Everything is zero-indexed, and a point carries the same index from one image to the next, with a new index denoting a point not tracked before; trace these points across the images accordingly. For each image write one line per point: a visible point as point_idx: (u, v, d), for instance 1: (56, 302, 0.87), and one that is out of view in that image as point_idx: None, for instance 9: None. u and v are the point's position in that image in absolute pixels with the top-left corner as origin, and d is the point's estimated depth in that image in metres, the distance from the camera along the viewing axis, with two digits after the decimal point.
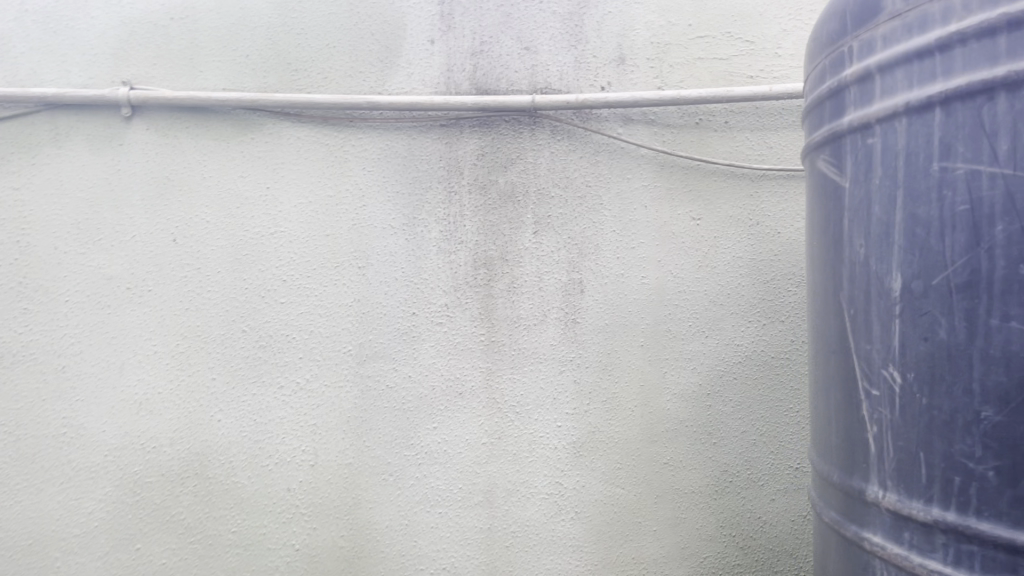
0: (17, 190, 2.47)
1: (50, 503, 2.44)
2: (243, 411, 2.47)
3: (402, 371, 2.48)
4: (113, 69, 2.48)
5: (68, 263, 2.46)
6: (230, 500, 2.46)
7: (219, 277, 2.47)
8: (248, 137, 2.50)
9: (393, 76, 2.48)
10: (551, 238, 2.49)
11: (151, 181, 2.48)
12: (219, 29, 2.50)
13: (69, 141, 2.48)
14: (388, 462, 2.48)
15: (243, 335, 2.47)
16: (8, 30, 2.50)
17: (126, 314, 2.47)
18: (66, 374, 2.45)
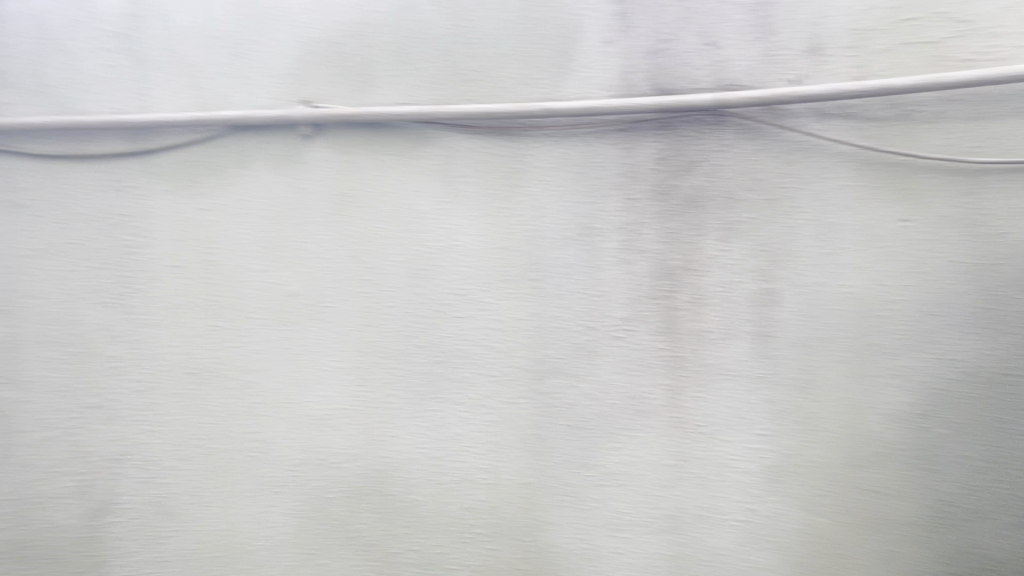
0: (207, 213, 2.43)
1: (237, 514, 2.43)
2: (421, 429, 2.41)
3: (581, 389, 2.36)
4: (294, 88, 2.43)
5: (256, 282, 2.43)
6: (410, 517, 2.41)
7: (395, 293, 2.42)
8: (424, 151, 2.42)
9: (568, 82, 2.38)
10: (739, 245, 2.31)
11: (331, 198, 2.43)
12: (393, 45, 2.41)
13: (254, 162, 2.44)
14: (568, 483, 2.37)
15: (419, 351, 2.41)
16: (195, 55, 2.45)
17: (307, 331, 2.43)
18: (253, 390, 2.43)
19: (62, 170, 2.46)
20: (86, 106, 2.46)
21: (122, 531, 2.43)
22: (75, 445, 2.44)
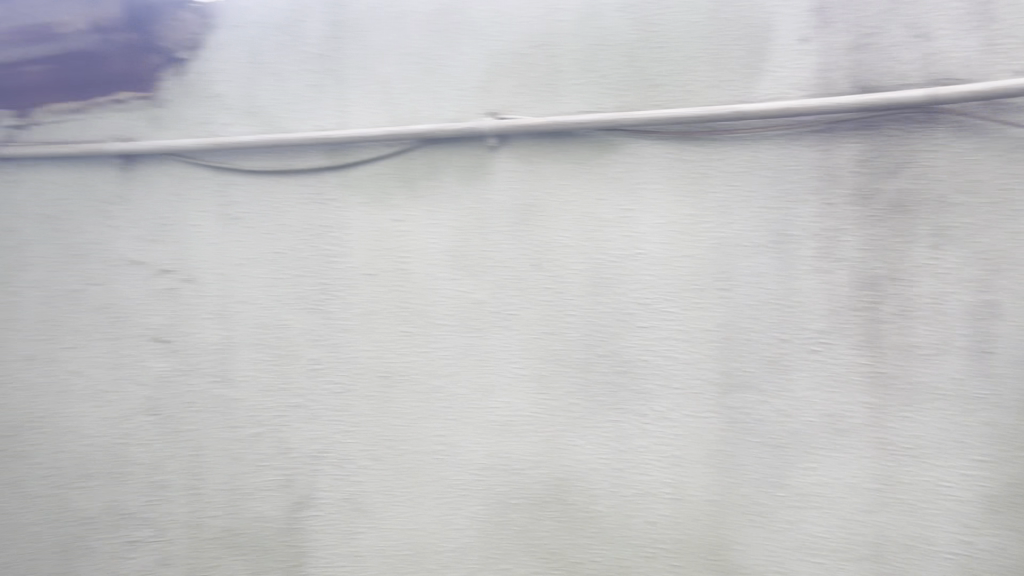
0: (399, 223, 2.46)
1: (428, 515, 2.43)
2: (602, 438, 2.33)
3: (772, 405, 2.24)
4: (479, 101, 2.43)
5: (443, 290, 2.43)
6: (592, 529, 2.36)
7: (577, 302, 2.36)
8: (606, 158, 2.36)
9: (760, 82, 2.27)
10: (954, 253, 2.13)
11: (516, 207, 2.41)
12: (577, 54, 2.38)
13: (442, 175, 2.45)
14: (759, 502, 2.26)
15: (601, 359, 2.34)
16: (390, 73, 2.48)
17: (492, 338, 2.40)
18: (442, 394, 2.43)
19: (266, 185, 2.51)
20: (291, 123, 2.51)
21: (320, 524, 2.48)
22: (280, 442, 2.49)
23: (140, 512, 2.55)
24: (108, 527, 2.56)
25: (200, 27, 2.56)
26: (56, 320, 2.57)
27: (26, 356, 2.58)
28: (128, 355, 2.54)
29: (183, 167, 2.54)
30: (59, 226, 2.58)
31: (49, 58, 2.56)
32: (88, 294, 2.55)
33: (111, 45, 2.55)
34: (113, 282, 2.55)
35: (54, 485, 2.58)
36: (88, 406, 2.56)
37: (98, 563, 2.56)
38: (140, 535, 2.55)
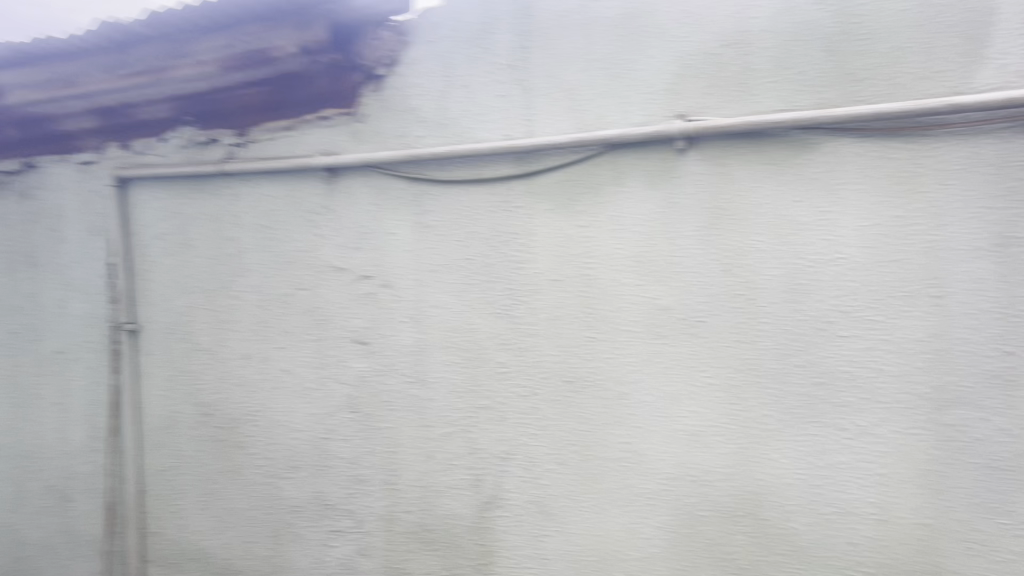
0: (584, 228, 2.44)
1: (613, 523, 2.42)
2: (799, 452, 2.22)
3: (994, 424, 2.05)
4: (668, 103, 2.37)
5: (629, 296, 2.39)
6: (786, 546, 2.25)
7: (772, 309, 2.25)
8: (803, 158, 2.24)
9: (980, 71, 2.07)
10: None
11: (705, 211, 2.32)
12: (772, 50, 2.26)
13: (628, 180, 2.40)
14: (978, 530, 2.07)
15: (798, 370, 2.22)
16: (577, 80, 2.45)
17: (679, 346, 2.34)
18: (626, 401, 2.39)
19: (456, 194, 2.59)
20: (480, 133, 2.56)
21: (507, 524, 2.53)
22: (469, 442, 2.57)
23: (341, 503, 2.71)
24: (314, 516, 2.74)
25: (396, 44, 2.63)
26: (268, 322, 2.78)
27: (243, 355, 2.81)
28: (331, 356, 2.71)
29: (379, 178, 2.66)
30: (271, 235, 2.78)
31: (263, 80, 2.75)
32: (297, 298, 2.75)
33: (317, 66, 2.69)
34: (318, 287, 2.73)
35: (266, 474, 2.79)
36: (296, 402, 2.75)
37: (305, 549, 2.75)
38: (340, 525, 2.71)
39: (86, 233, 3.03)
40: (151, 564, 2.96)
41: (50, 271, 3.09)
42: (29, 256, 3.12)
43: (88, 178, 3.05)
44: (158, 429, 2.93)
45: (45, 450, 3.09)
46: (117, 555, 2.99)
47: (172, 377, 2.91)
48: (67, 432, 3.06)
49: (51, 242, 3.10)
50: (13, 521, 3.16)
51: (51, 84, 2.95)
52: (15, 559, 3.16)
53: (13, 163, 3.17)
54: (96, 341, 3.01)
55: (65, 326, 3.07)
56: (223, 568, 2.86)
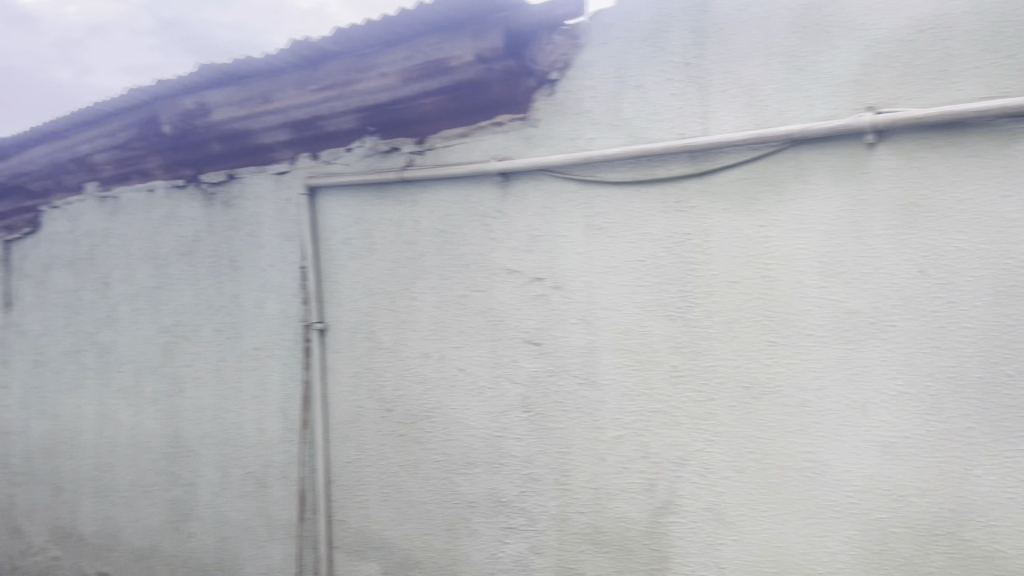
0: (764, 228, 2.36)
1: (795, 535, 2.31)
2: (1008, 468, 2.05)
3: None
4: (856, 96, 2.24)
5: (812, 298, 2.28)
6: (993, 570, 2.07)
7: (976, 312, 2.08)
8: (1013, 150, 2.06)
9: None
10: None
11: (899, 208, 2.18)
12: (977, 33, 2.09)
13: (811, 177, 2.30)
14: None
15: (1008, 379, 2.05)
16: (756, 75, 2.37)
17: (868, 352, 2.21)
18: (809, 409, 2.28)
19: (629, 194, 2.56)
20: (653, 133, 2.52)
21: (682, 531, 2.47)
22: (642, 445, 2.52)
23: (515, 501, 2.75)
24: (489, 512, 2.80)
25: (570, 47, 2.65)
26: (446, 322, 2.88)
27: (422, 354, 2.93)
28: (505, 355, 2.77)
29: (551, 180, 2.68)
30: (448, 238, 2.88)
31: (441, 89, 2.86)
32: (472, 299, 2.83)
33: (493, 73, 2.77)
34: (493, 289, 2.79)
35: (444, 469, 2.89)
36: (472, 400, 2.83)
37: (480, 545, 2.82)
38: (514, 522, 2.76)
39: (281, 238, 3.25)
40: (336, 551, 3.12)
41: (250, 274, 3.35)
42: (231, 260, 3.40)
43: (282, 188, 3.26)
44: (344, 423, 3.10)
45: (245, 440, 3.36)
46: (307, 540, 3.17)
47: (358, 373, 3.08)
48: (264, 423, 3.30)
49: (251, 247, 3.35)
50: (217, 504, 3.43)
51: (253, 101, 3.21)
52: (218, 539, 3.43)
53: (217, 175, 3.43)
54: (290, 339, 3.24)
55: (263, 325, 3.31)
56: (403, 558, 2.98)
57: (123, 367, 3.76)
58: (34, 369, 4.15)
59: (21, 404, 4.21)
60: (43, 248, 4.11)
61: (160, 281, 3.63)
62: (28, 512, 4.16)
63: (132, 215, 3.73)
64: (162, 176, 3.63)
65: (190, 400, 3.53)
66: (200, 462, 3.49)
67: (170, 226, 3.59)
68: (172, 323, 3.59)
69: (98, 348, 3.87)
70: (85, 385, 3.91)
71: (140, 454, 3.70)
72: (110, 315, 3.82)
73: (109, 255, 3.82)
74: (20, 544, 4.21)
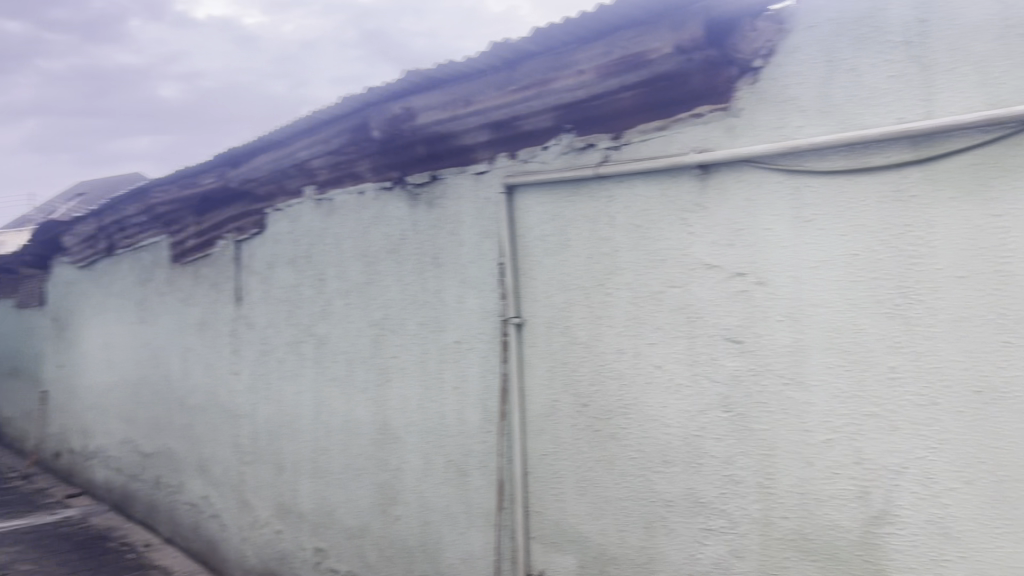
0: (998, 217, 2.15)
1: None
2: None
3: None
4: None
5: None
6: None
7: None
8: None
9: None
10: None
11: None
12: None
13: None
14: None
15: None
16: (989, 51, 2.16)
17: None
18: None
19: (840, 184, 2.41)
20: (867, 119, 2.36)
21: (900, 544, 2.28)
22: (854, 450, 2.37)
23: (714, 502, 2.66)
24: (687, 513, 2.73)
25: (774, 32, 2.53)
26: (642, 318, 2.83)
27: (618, 350, 2.90)
28: (704, 352, 2.68)
29: (755, 172, 2.59)
30: (645, 233, 2.82)
31: (639, 84, 2.84)
32: (669, 296, 2.76)
33: (692, 64, 2.71)
34: (690, 284, 2.71)
35: (640, 467, 2.85)
36: (669, 398, 2.76)
37: (678, 545, 2.75)
38: (714, 524, 2.67)
39: (481, 236, 3.37)
40: (533, 542, 3.17)
41: (451, 271, 3.49)
42: (434, 257, 3.56)
43: (482, 188, 3.36)
44: (540, 416, 3.15)
45: (447, 429, 3.51)
46: (505, 529, 3.26)
47: (553, 368, 3.11)
48: (464, 413, 3.43)
49: (452, 245, 3.48)
50: (420, 490, 3.61)
51: (455, 104, 3.34)
52: (422, 523, 3.60)
53: (422, 176, 3.60)
54: (489, 333, 3.34)
55: (463, 319, 3.44)
56: (599, 553, 2.97)
57: (338, 357, 4.05)
58: (261, 358, 4.56)
59: (250, 390, 4.64)
60: (268, 247, 4.50)
61: (370, 277, 3.87)
62: (256, 488, 4.58)
63: (344, 216, 4.00)
64: (371, 179, 3.86)
65: (397, 390, 3.73)
66: (406, 449, 3.68)
67: (379, 226, 3.82)
68: (381, 317, 3.82)
69: (315, 339, 4.19)
70: (304, 373, 4.25)
71: (351, 439, 3.96)
72: (326, 309, 4.12)
73: (325, 254, 4.12)
74: (248, 518, 4.64)
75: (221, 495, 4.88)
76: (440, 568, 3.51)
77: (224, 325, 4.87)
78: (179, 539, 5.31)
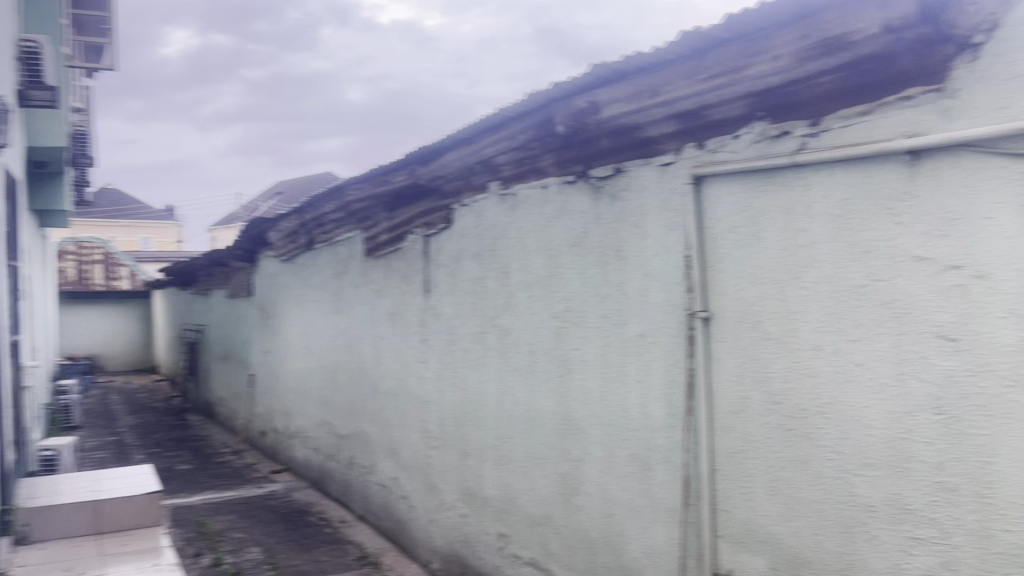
0: None
1: None
2: None
3: None
4: None
5: None
6: None
7: None
8: None
9: None
10: None
11: None
12: None
13: None
14: None
15: None
16: None
17: None
18: None
19: None
20: None
21: None
22: None
23: (924, 510, 2.42)
24: (892, 519, 2.51)
25: (998, 6, 2.26)
26: (841, 313, 2.66)
27: (815, 346, 2.75)
28: (913, 351, 2.45)
29: (973, 156, 2.31)
30: (845, 224, 2.64)
31: (842, 66, 2.68)
32: (874, 290, 2.56)
33: (901, 44, 2.52)
34: (897, 278, 2.49)
35: (838, 469, 2.67)
36: (871, 397, 2.57)
37: (882, 554, 2.54)
38: (923, 533, 2.42)
39: (666, 228, 3.32)
40: (719, 541, 3.09)
41: (634, 263, 3.47)
42: (618, 250, 3.55)
43: (667, 180, 3.32)
44: (728, 413, 3.06)
45: (630, 423, 3.49)
46: (691, 526, 3.20)
47: (743, 364, 3.01)
48: (648, 408, 3.40)
49: (636, 238, 3.46)
50: (603, 482, 3.63)
51: (641, 95, 3.33)
52: (604, 515, 3.62)
53: (605, 168, 3.61)
54: (674, 327, 3.29)
55: (647, 312, 3.41)
56: (792, 557, 2.84)
57: (521, 349, 4.15)
58: (448, 348, 4.75)
59: (438, 378, 4.85)
60: (454, 241, 4.68)
61: (553, 270, 3.93)
62: (442, 472, 4.79)
63: (528, 210, 4.08)
64: (554, 173, 3.91)
65: (579, 381, 3.77)
66: (588, 440, 3.71)
67: (562, 220, 3.87)
68: (563, 309, 3.87)
69: (499, 330, 4.31)
70: (489, 363, 4.39)
71: (534, 429, 4.05)
72: (510, 301, 4.24)
73: (509, 247, 4.23)
74: (435, 500, 4.85)
75: (410, 477, 5.14)
76: (623, 560, 3.52)
77: (413, 315, 5.12)
78: (372, 516, 5.64)
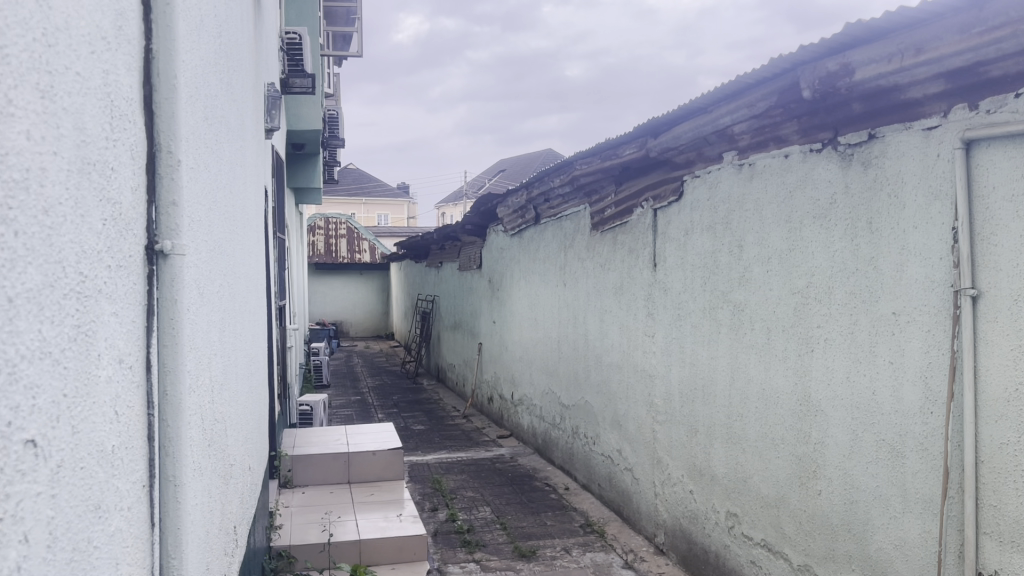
0: None
1: None
2: None
3: None
4: None
5: None
6: None
7: None
8: None
9: None
10: None
11: None
12: None
13: None
14: None
15: None
16: None
17: None
18: None
19: None
20: None
21: None
22: None
23: None
24: None
25: None
26: None
27: None
28: None
29: None
30: None
31: None
32: None
33: None
34: None
35: None
36: None
37: None
38: None
39: (929, 197, 3.04)
40: (985, 537, 2.78)
41: (888, 235, 3.24)
42: (870, 221, 3.32)
43: (931, 146, 3.05)
44: (1000, 400, 2.74)
45: (879, 406, 3.27)
46: (951, 519, 2.92)
47: (1020, 347, 2.68)
48: (901, 392, 3.17)
49: (892, 208, 3.22)
50: (846, 468, 3.44)
51: (903, 54, 3.06)
52: (846, 500, 3.44)
53: (857, 135, 3.41)
54: (934, 305, 3.03)
55: (905, 289, 3.16)
56: None
57: (756, 325, 4.03)
58: (676, 322, 4.71)
59: (665, 353, 4.82)
60: (686, 215, 4.61)
61: (794, 244, 3.76)
62: (669, 448, 4.77)
63: (767, 179, 3.94)
64: (798, 141, 3.74)
65: (822, 361, 3.59)
66: (830, 422, 3.53)
67: (805, 190, 3.69)
68: (805, 284, 3.69)
69: (732, 306, 4.21)
70: (721, 340, 4.30)
71: (771, 408, 3.91)
72: (745, 275, 4.11)
73: (745, 220, 4.10)
74: (661, 475, 4.85)
75: (635, 451, 5.17)
76: (869, 551, 3.32)
77: (640, 289, 5.12)
78: (596, 486, 5.73)
